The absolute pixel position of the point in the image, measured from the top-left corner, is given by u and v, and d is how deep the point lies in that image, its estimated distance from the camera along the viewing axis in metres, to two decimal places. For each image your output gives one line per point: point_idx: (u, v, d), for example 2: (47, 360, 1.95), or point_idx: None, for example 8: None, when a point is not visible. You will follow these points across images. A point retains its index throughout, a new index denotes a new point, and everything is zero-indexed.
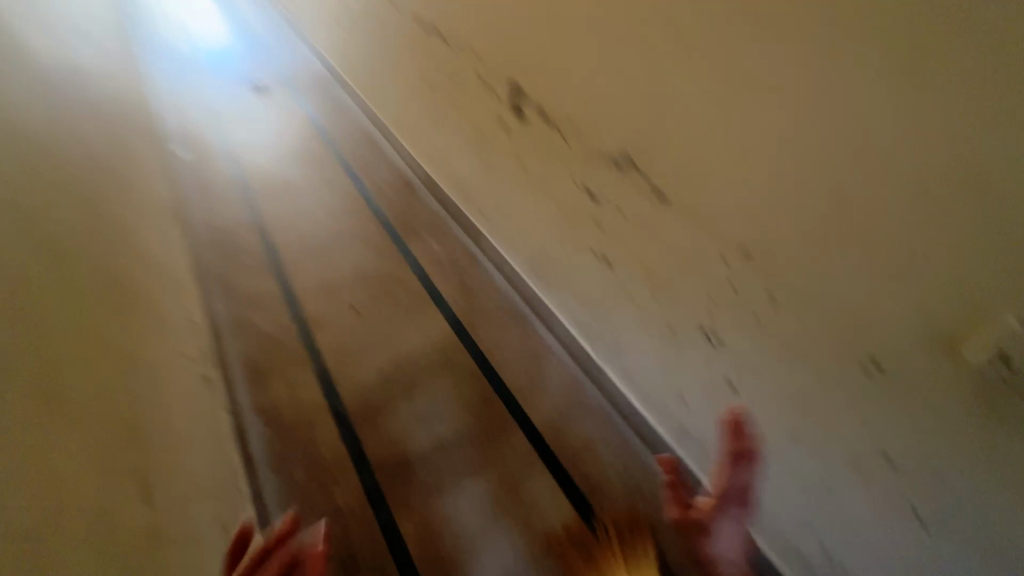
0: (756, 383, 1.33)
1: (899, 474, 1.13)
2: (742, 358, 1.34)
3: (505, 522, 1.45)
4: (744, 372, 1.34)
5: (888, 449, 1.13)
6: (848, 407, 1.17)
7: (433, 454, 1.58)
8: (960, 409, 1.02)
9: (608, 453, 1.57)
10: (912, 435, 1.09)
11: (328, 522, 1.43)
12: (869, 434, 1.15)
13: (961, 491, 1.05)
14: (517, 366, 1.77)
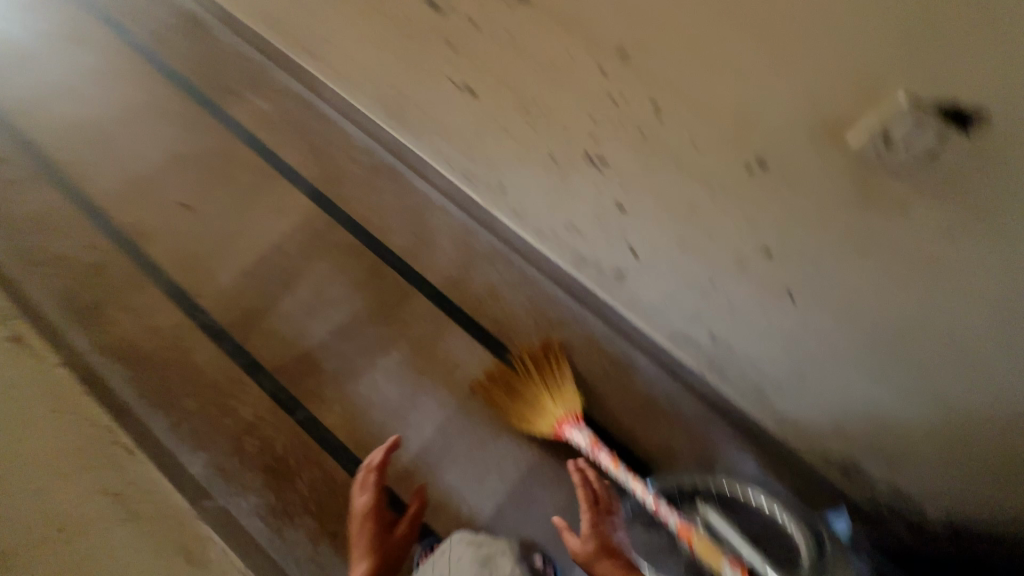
0: (656, 222, 1.12)
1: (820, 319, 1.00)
2: (650, 196, 1.07)
3: (424, 386, 1.46)
4: (646, 207, 1.10)
5: (788, 285, 0.99)
6: (724, 254, 1.05)
7: (333, 343, 1.49)
8: (923, 240, 0.78)
9: (511, 297, 1.57)
10: (845, 280, 0.92)
11: (241, 438, 1.36)
12: (789, 309, 1.04)
13: (881, 333, 0.95)
14: (402, 231, 1.63)
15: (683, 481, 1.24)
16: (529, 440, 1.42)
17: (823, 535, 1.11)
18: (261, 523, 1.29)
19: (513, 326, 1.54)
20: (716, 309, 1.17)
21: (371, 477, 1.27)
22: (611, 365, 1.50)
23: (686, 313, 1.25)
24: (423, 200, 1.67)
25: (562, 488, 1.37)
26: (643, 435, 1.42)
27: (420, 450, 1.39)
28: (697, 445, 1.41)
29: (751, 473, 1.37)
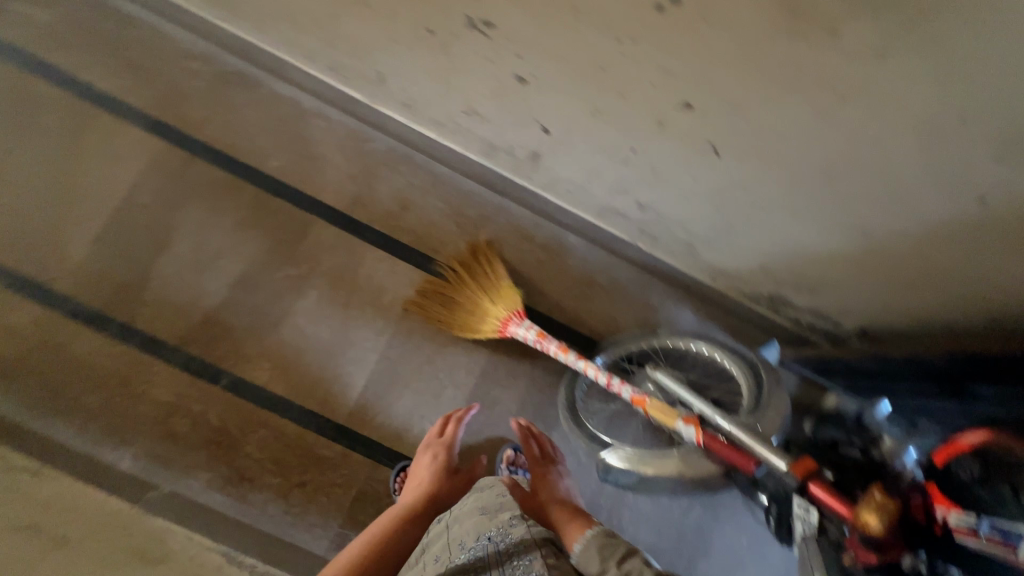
0: (555, 83, 0.98)
1: (751, 174, 0.96)
2: (549, 56, 0.93)
3: (354, 318, 1.36)
4: (547, 72, 0.96)
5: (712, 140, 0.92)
6: (641, 117, 0.95)
7: (238, 296, 1.31)
8: (841, 59, 0.72)
9: (424, 202, 1.43)
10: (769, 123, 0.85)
11: (167, 420, 1.24)
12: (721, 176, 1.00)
13: (809, 183, 0.91)
14: (280, 151, 1.39)
15: (631, 348, 1.32)
16: (477, 345, 1.39)
17: (756, 361, 1.20)
18: (221, 496, 1.22)
19: (434, 233, 1.42)
20: (639, 175, 1.08)
21: (449, 429, 1.26)
22: (543, 252, 1.44)
23: (608, 185, 1.16)
24: (296, 110, 1.41)
25: (519, 382, 1.38)
26: (586, 312, 1.44)
27: (368, 382, 1.34)
28: (637, 310, 1.45)
29: (688, 323, 1.45)
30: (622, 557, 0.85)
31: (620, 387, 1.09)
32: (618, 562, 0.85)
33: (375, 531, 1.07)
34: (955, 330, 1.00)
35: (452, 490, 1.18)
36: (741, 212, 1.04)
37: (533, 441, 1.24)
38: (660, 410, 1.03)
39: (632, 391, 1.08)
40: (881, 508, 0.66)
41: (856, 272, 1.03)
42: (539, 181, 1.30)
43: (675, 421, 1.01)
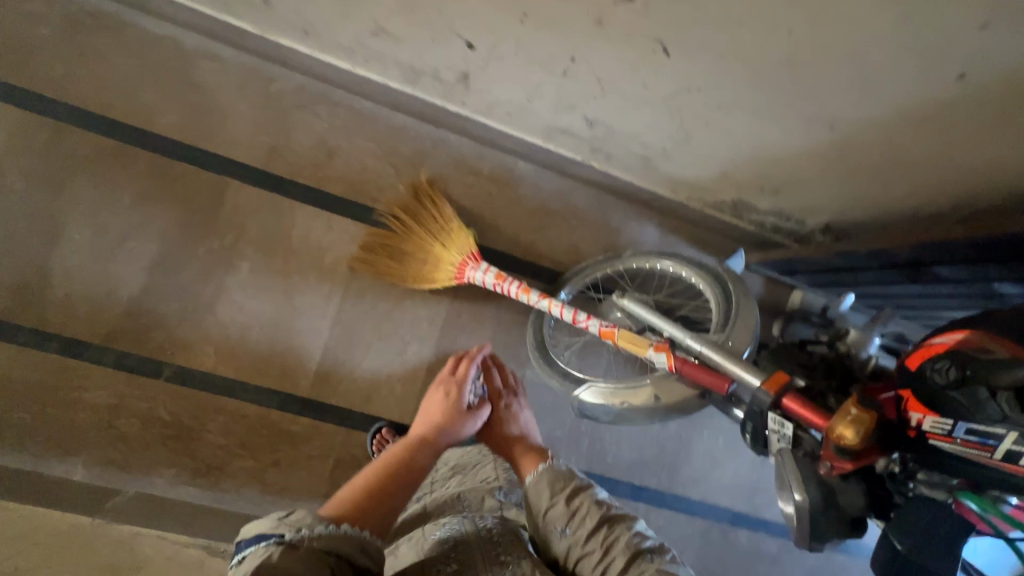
0: None
1: (721, 102, 0.83)
2: None
3: (297, 284, 1.24)
4: None
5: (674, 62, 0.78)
6: (592, 30, 0.79)
7: (160, 280, 1.17)
8: None
9: (350, 145, 1.26)
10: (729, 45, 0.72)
11: (112, 423, 1.15)
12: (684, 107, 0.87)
13: (781, 99, 0.78)
14: (169, 105, 1.18)
15: (597, 275, 1.27)
16: (436, 294, 1.31)
17: (722, 275, 1.15)
18: (192, 488, 1.17)
19: (369, 178, 1.27)
20: (583, 88, 0.92)
21: (462, 367, 1.13)
22: (492, 184, 1.33)
23: (550, 103, 1.01)
24: (177, 51, 1.19)
25: (485, 325, 1.33)
26: (546, 243, 1.36)
27: (326, 349, 1.25)
28: (598, 234, 1.38)
29: (651, 240, 1.39)
30: (572, 492, 0.90)
31: (587, 323, 1.04)
32: (568, 497, 0.89)
33: (379, 463, 0.94)
34: (919, 217, 0.97)
35: (465, 423, 1.05)
36: (700, 116, 0.88)
37: (494, 372, 1.16)
38: (631, 340, 1.00)
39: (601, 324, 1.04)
40: (857, 423, 0.63)
41: (826, 172, 0.94)
42: (474, 106, 1.14)
43: (646, 351, 0.98)
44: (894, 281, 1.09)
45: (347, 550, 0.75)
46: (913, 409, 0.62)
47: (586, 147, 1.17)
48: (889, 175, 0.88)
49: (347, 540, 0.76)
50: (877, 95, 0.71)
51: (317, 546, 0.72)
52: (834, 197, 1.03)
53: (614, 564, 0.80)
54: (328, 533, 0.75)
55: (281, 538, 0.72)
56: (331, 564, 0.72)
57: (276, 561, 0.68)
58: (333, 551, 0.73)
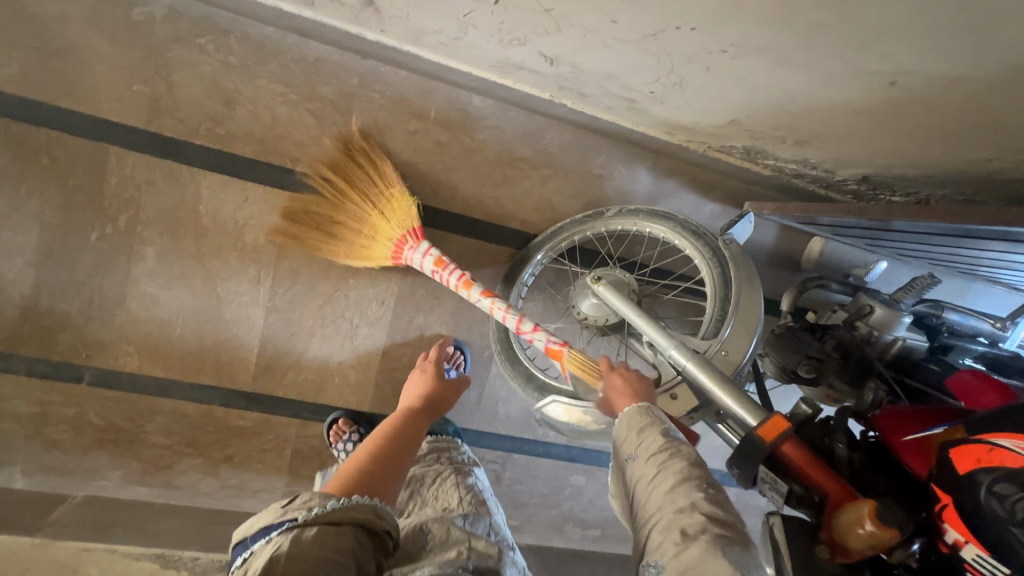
0: None
1: (729, 44, 0.55)
2: None
3: (216, 269, 1.05)
4: None
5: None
6: None
7: (52, 275, 0.99)
8: None
9: (253, 90, 0.99)
10: None
11: (40, 431, 1.05)
12: (674, 49, 0.60)
13: (818, 47, 0.51)
14: (5, 50, 0.90)
15: (573, 240, 1.06)
16: (383, 268, 1.11)
17: (721, 247, 0.92)
18: (144, 488, 1.12)
19: (285, 133, 1.01)
20: (535, 21, 0.63)
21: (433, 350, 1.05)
22: (442, 131, 1.06)
23: (491, 34, 0.72)
24: None
25: (445, 300, 1.15)
26: (512, 200, 1.12)
27: (263, 338, 1.10)
28: (575, 184, 1.13)
29: (642, 189, 1.15)
30: (640, 427, 0.69)
31: (533, 337, 0.90)
32: (639, 430, 0.69)
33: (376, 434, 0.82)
34: (995, 178, 0.73)
35: (452, 394, 0.97)
36: (699, 58, 0.61)
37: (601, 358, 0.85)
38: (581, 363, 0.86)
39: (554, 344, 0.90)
40: (871, 538, 0.48)
41: (875, 128, 0.68)
42: (398, 34, 0.84)
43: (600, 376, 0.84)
44: (934, 240, 0.97)
45: (366, 518, 0.63)
46: (947, 520, 0.47)
47: (555, 86, 0.89)
48: (963, 137, 0.63)
49: (365, 509, 0.64)
50: (968, 47, 0.45)
51: (332, 521, 0.60)
52: (880, 153, 0.77)
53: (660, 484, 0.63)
54: (345, 505, 0.62)
55: (294, 521, 0.59)
56: (352, 538, 0.60)
57: (289, 551, 0.56)
58: (348, 521, 0.61)
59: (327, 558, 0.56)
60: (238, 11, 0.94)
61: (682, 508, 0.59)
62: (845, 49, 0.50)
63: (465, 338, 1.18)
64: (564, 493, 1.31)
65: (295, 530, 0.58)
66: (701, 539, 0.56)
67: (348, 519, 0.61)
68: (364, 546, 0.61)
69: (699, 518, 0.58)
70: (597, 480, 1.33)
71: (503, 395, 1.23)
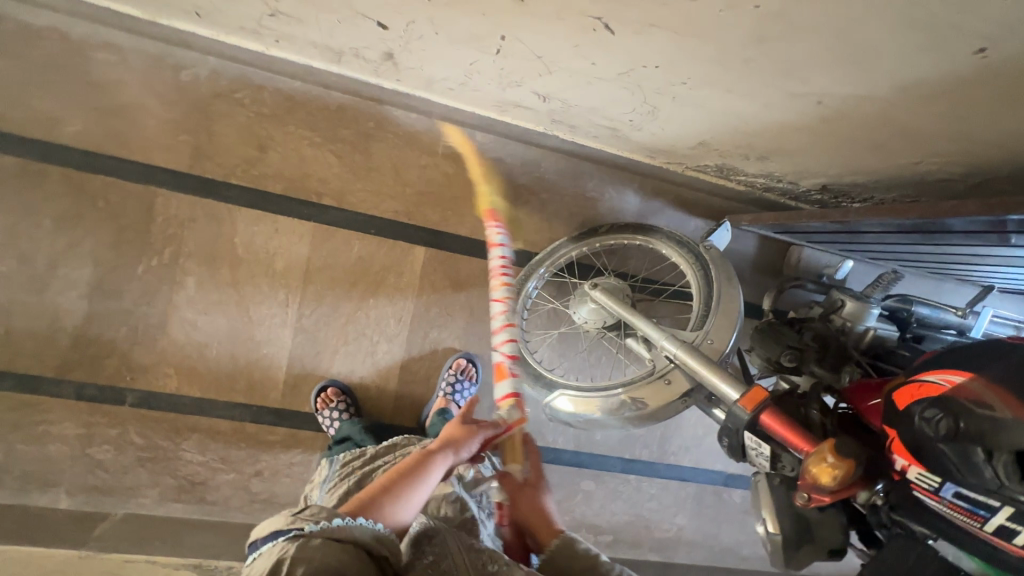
0: None
1: (688, 78, 0.68)
2: None
3: (249, 295, 1.16)
4: None
5: (631, 49, 0.64)
6: (525, 17, 0.62)
7: (103, 304, 1.10)
8: None
9: (284, 135, 1.13)
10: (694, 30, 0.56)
11: (85, 452, 1.13)
12: (645, 84, 0.73)
13: (759, 78, 0.64)
14: (70, 111, 1.04)
15: (570, 255, 1.16)
16: (400, 288, 1.22)
17: (702, 252, 1.03)
18: (179, 505, 1.18)
19: (311, 171, 1.15)
20: (529, 67, 0.76)
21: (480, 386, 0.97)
22: (449, 163, 1.20)
23: (492, 79, 0.85)
24: (66, 46, 1.02)
25: (457, 316, 1.26)
26: (514, 223, 1.25)
27: (291, 357, 1.19)
28: (571, 206, 1.26)
29: (629, 208, 1.28)
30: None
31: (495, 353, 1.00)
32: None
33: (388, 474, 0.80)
34: (927, 179, 0.86)
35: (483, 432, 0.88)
36: (666, 91, 0.74)
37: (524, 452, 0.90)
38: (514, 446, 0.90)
39: (511, 378, 0.97)
40: (834, 470, 0.57)
41: (820, 141, 0.80)
42: (412, 83, 0.98)
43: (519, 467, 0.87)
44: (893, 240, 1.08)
45: (364, 538, 0.66)
46: (895, 450, 0.55)
47: (547, 120, 1.02)
48: (889, 145, 0.75)
49: (365, 531, 0.67)
50: (868, 74, 0.57)
51: (334, 536, 0.63)
52: (830, 164, 0.90)
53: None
54: (345, 524, 0.66)
55: (299, 532, 0.63)
56: (351, 553, 0.63)
57: (295, 556, 0.60)
58: (350, 539, 0.65)
59: (329, 565, 0.60)
60: (272, 70, 1.09)
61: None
62: (782, 81, 0.63)
63: (476, 351, 1.27)
64: (576, 498, 1.37)
65: (300, 539, 0.62)
66: None
67: (348, 536, 0.65)
68: (363, 563, 0.64)
69: None
70: (606, 484, 1.39)
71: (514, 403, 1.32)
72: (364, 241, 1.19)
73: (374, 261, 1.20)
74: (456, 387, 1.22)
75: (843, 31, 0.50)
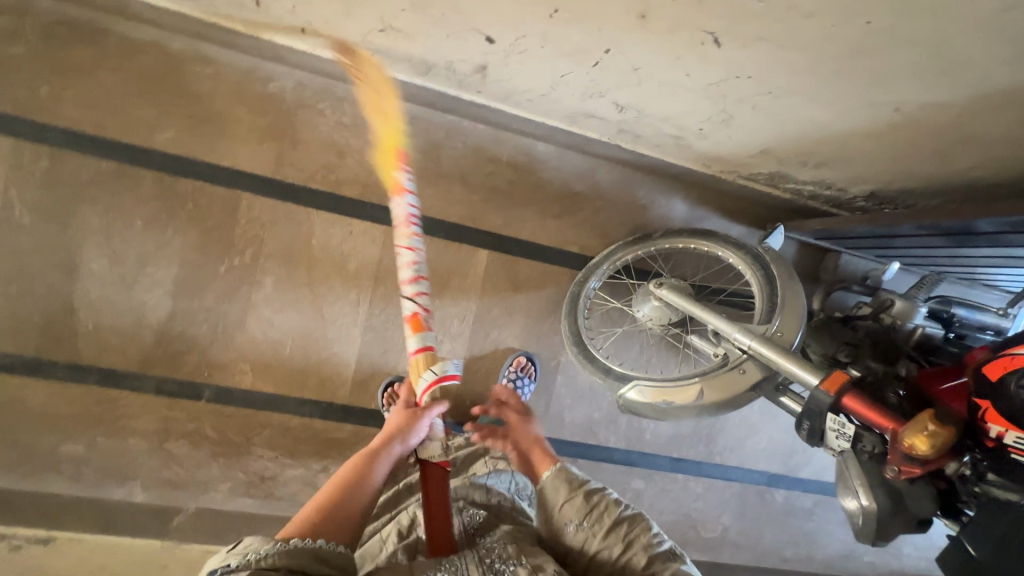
0: None
1: (772, 90, 0.76)
2: None
3: (323, 295, 1.21)
4: None
5: (731, 62, 0.71)
6: (639, 32, 0.69)
7: (185, 302, 1.15)
8: None
9: (361, 142, 1.19)
10: (801, 44, 0.63)
11: (161, 446, 1.16)
12: (728, 94, 0.81)
13: (841, 88, 0.71)
14: (164, 118, 1.11)
15: (628, 258, 1.22)
16: (464, 290, 1.27)
17: (761, 253, 1.10)
18: (248, 499, 1.21)
19: (384, 177, 1.21)
20: (619, 78, 0.84)
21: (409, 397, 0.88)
22: (512, 171, 1.27)
23: (577, 90, 0.93)
24: (164, 58, 1.09)
25: (517, 316, 1.31)
26: (571, 228, 1.31)
27: (360, 355, 1.24)
28: (624, 212, 1.33)
29: (679, 215, 1.34)
30: (587, 489, 0.84)
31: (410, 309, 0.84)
32: (585, 492, 0.83)
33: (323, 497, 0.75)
34: (976, 185, 0.93)
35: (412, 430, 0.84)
36: (747, 100, 0.81)
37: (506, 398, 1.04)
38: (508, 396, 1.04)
39: (427, 331, 0.84)
40: (934, 437, 0.62)
41: (882, 149, 0.87)
42: (490, 94, 1.06)
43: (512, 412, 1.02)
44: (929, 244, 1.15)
45: (296, 561, 0.62)
46: (990, 420, 0.63)
47: (614, 129, 1.10)
48: (950, 152, 0.82)
49: (301, 552, 0.63)
50: (953, 83, 0.64)
51: (263, 565, 0.60)
52: (885, 171, 0.97)
53: (634, 559, 0.75)
54: (279, 549, 0.62)
55: (224, 569, 0.60)
56: None
57: None
58: (281, 566, 0.61)
59: None
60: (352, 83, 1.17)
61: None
62: (866, 92, 0.71)
63: (534, 351, 1.32)
64: (627, 496, 1.40)
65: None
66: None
67: (281, 563, 0.61)
68: None
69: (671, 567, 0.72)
70: (656, 484, 1.43)
71: (569, 402, 1.36)
72: (431, 244, 1.25)
73: (440, 264, 1.25)
74: (518, 383, 1.27)
75: (942, 44, 0.57)
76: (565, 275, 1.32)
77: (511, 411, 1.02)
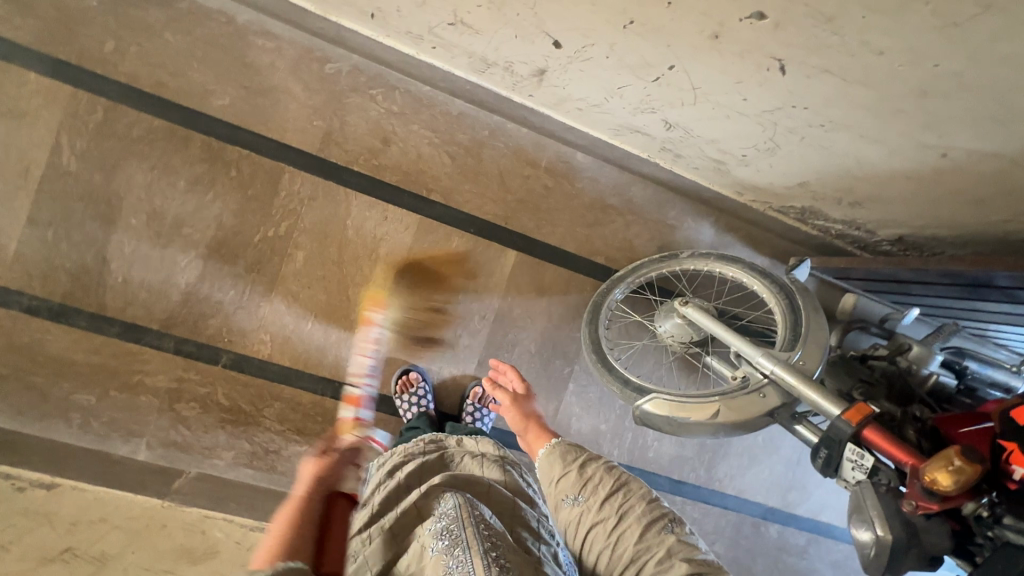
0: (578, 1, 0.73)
1: (829, 123, 0.78)
2: None
3: (352, 276, 1.22)
4: None
5: (792, 88, 0.73)
6: (709, 48, 0.72)
7: (216, 266, 1.16)
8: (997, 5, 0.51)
9: (409, 132, 1.22)
10: (866, 79, 0.66)
11: (172, 406, 1.16)
12: (781, 122, 0.83)
13: (896, 129, 0.74)
14: (222, 86, 1.13)
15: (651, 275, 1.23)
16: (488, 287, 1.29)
17: (786, 284, 1.12)
18: (250, 470, 1.20)
19: (425, 168, 1.23)
20: (676, 95, 0.86)
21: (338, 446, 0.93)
22: (549, 177, 1.30)
23: (630, 104, 0.96)
24: (230, 28, 1.13)
25: (537, 320, 1.32)
26: (599, 238, 1.34)
27: None
28: (652, 230, 1.35)
29: (706, 239, 1.37)
30: (583, 461, 0.82)
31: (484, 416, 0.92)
32: (580, 465, 0.81)
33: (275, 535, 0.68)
34: (1008, 239, 0.96)
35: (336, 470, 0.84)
36: (799, 130, 0.83)
37: (502, 377, 1.07)
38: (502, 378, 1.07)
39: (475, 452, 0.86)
40: (958, 473, 0.63)
41: (921, 193, 0.90)
42: (542, 99, 1.09)
43: (507, 392, 1.03)
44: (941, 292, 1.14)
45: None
46: (1014, 462, 0.65)
47: (658, 147, 1.13)
48: (989, 204, 0.85)
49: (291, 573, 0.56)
50: (1004, 134, 0.67)
51: None
52: (918, 215, 1.00)
53: (628, 532, 0.73)
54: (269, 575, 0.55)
55: None
56: None
57: None
58: None
59: None
60: (407, 74, 1.20)
61: (663, 559, 0.69)
62: (922, 136, 0.73)
63: (548, 355, 1.33)
64: None
65: None
66: (682, 561, 0.69)
67: None
68: None
69: (669, 540, 0.71)
70: None
71: (577, 411, 1.36)
72: (462, 238, 1.26)
73: (468, 259, 1.27)
74: (479, 415, 1.25)
75: (1007, 93, 0.60)
76: (589, 284, 1.34)
77: (508, 391, 1.03)
